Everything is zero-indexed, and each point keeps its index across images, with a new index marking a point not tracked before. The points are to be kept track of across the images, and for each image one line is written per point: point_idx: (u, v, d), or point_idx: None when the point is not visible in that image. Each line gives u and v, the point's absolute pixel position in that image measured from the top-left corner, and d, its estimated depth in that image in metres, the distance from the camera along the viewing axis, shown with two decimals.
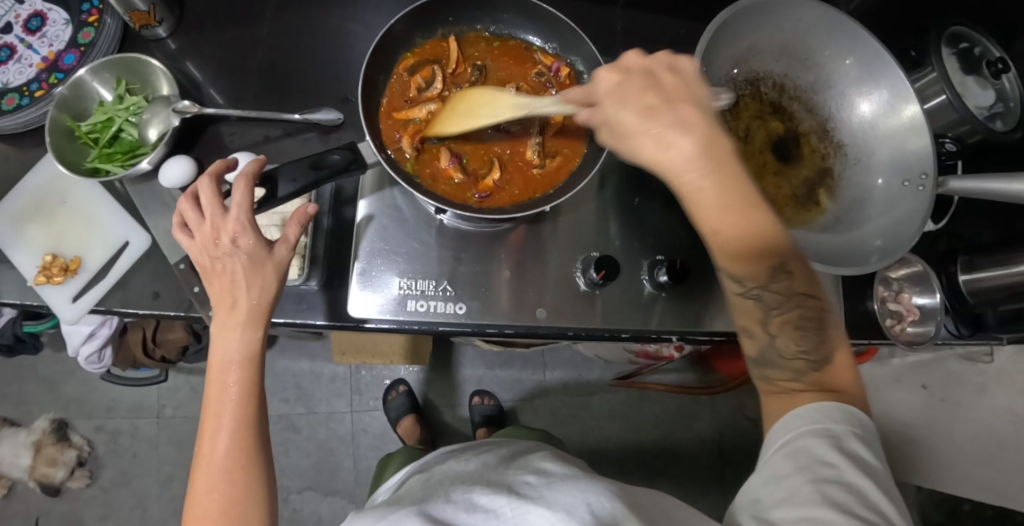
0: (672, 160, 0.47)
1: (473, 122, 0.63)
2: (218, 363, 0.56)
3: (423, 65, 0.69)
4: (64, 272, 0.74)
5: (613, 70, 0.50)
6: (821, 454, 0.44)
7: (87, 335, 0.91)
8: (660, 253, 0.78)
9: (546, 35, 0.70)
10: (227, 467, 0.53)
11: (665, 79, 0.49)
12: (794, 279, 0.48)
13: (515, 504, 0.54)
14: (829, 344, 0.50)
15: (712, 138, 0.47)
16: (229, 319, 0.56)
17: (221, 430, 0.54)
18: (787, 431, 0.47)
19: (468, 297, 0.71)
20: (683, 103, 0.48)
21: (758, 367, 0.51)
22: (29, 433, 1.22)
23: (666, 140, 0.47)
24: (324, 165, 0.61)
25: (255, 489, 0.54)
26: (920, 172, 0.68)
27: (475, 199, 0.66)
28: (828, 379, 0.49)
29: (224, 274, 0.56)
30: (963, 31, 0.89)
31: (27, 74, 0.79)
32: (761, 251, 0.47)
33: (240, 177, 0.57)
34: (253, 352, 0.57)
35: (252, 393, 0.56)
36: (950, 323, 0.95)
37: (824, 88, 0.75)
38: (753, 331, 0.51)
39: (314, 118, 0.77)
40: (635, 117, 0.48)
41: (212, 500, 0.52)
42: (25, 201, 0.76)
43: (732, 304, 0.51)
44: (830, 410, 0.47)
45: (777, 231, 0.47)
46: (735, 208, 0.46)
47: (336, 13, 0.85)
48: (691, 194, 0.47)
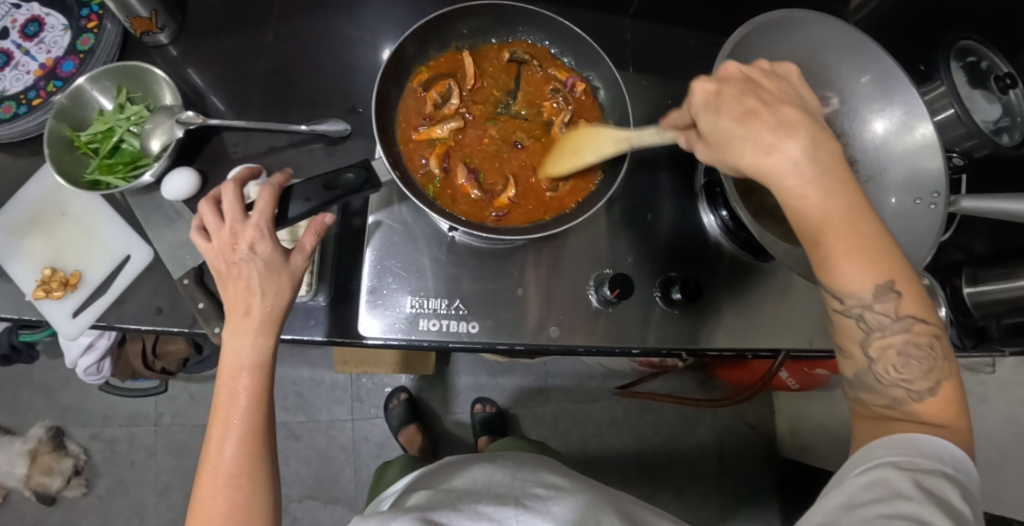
0: (775, 166, 0.47)
1: (579, 160, 0.63)
2: (229, 369, 0.54)
3: (438, 80, 0.68)
4: (64, 286, 0.72)
5: (710, 79, 0.50)
6: (899, 485, 0.42)
7: (86, 347, 0.89)
8: (672, 269, 0.78)
9: (562, 48, 0.69)
10: (233, 474, 0.51)
11: (765, 83, 0.50)
12: (903, 301, 0.47)
13: (522, 517, 0.55)
14: (936, 371, 0.48)
15: (818, 138, 0.47)
16: (243, 324, 0.54)
17: (227, 435, 0.52)
18: (868, 461, 0.45)
19: (481, 315, 0.71)
20: (784, 105, 0.48)
21: (853, 389, 0.51)
22: (25, 441, 1.20)
23: (769, 144, 0.46)
24: (338, 184, 0.60)
25: (260, 496, 0.52)
26: (932, 191, 0.69)
27: (493, 219, 0.65)
28: (926, 413, 0.47)
29: (241, 281, 0.55)
30: (970, 45, 0.89)
31: (24, 81, 0.77)
32: (872, 265, 0.47)
33: (266, 187, 0.57)
34: (264, 360, 0.55)
35: (261, 401, 0.54)
36: (955, 335, 0.93)
37: (836, 104, 0.73)
38: (850, 352, 0.51)
39: (321, 129, 0.76)
40: (731, 123, 0.48)
41: (215, 504, 0.51)
42: (23, 212, 0.75)
43: (833, 322, 0.51)
44: (920, 445, 0.44)
45: (889, 246, 0.48)
46: (851, 217, 0.46)
47: (342, 20, 0.83)
48: (794, 200, 0.47)
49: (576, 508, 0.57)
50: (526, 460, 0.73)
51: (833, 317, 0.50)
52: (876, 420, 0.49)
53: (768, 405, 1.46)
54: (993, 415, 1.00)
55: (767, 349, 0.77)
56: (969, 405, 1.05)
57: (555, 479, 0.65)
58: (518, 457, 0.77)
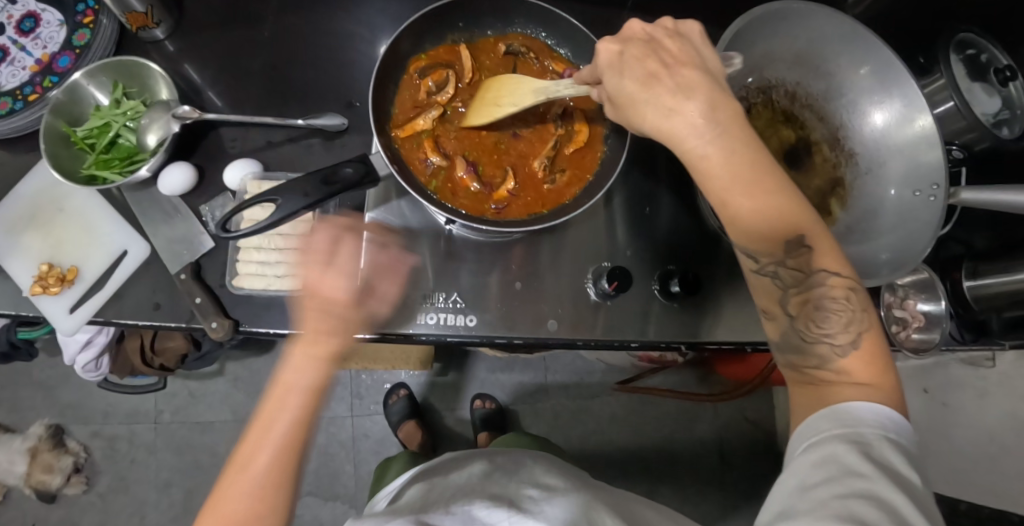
0: (674, 127, 0.47)
1: (498, 111, 0.63)
2: (286, 382, 0.56)
3: (435, 71, 0.67)
4: (61, 282, 0.72)
5: (612, 40, 0.50)
6: (850, 462, 0.41)
7: (84, 343, 0.89)
8: (671, 263, 0.77)
9: (559, 40, 0.69)
10: (257, 483, 0.51)
11: (668, 46, 0.49)
12: (815, 254, 0.47)
13: (515, 519, 0.54)
14: (857, 325, 0.47)
15: (716, 99, 0.47)
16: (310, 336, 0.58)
17: (265, 442, 0.53)
18: (813, 434, 0.44)
19: (479, 309, 0.71)
20: (685, 65, 0.48)
21: (782, 353, 0.49)
22: (25, 439, 1.21)
23: (670, 106, 0.47)
24: (335, 179, 0.58)
25: (278, 513, 0.51)
26: (933, 183, 0.68)
27: (492, 212, 0.65)
28: (853, 370, 0.45)
29: (317, 289, 0.59)
30: (971, 38, 0.88)
31: (20, 77, 0.76)
32: (778, 225, 0.47)
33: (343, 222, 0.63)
34: (320, 385, 0.57)
35: (303, 422, 0.55)
36: (954, 329, 0.95)
37: (836, 96, 0.74)
38: (773, 313, 0.49)
39: (318, 124, 0.75)
40: (635, 85, 0.48)
41: (236, 507, 0.50)
42: (20, 208, 0.75)
43: (751, 284, 0.50)
44: (864, 413, 0.43)
45: (793, 202, 0.47)
46: (751, 173, 0.46)
47: (339, 15, 0.83)
48: (697, 161, 0.47)
49: (569, 508, 0.57)
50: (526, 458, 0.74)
51: (750, 279, 0.50)
52: (810, 387, 0.47)
53: (769, 400, 1.46)
54: (994, 409, 1.00)
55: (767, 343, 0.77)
56: (970, 399, 1.04)
57: (547, 478, 0.66)
58: (519, 454, 0.77)
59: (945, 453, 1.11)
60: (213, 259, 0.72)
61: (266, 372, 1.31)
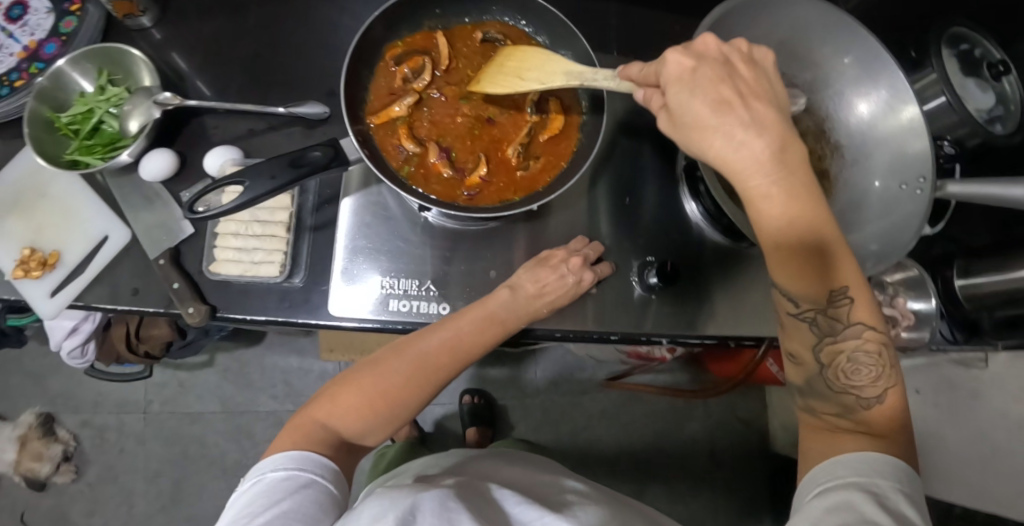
0: (738, 162, 0.45)
1: (519, 84, 0.60)
2: (487, 311, 0.65)
3: (412, 56, 0.67)
4: (43, 266, 0.73)
5: (685, 55, 0.47)
6: (868, 512, 0.42)
7: (69, 329, 0.89)
8: (652, 254, 0.77)
9: (535, 26, 0.68)
10: (400, 376, 0.59)
11: (742, 71, 0.47)
12: (856, 307, 0.48)
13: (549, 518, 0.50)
14: (882, 380, 0.49)
15: (789, 138, 0.45)
16: (526, 297, 0.67)
17: (425, 348, 0.61)
18: (829, 480, 0.46)
19: (454, 297, 0.70)
20: (760, 99, 0.46)
21: (803, 396, 0.52)
22: (16, 427, 1.22)
23: (738, 139, 0.45)
24: (304, 162, 0.59)
25: (396, 411, 0.59)
26: (918, 175, 0.67)
27: (464, 198, 0.65)
28: (872, 422, 0.48)
29: (550, 274, 0.68)
30: (963, 32, 0.87)
31: (7, 63, 0.77)
32: (827, 276, 0.47)
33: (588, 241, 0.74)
34: (489, 338, 0.65)
35: (457, 360, 0.63)
36: (945, 329, 0.96)
37: (820, 87, 0.74)
38: (801, 358, 0.51)
39: (299, 112, 0.75)
40: (706, 111, 0.45)
41: (375, 384, 0.58)
42: (4, 192, 0.75)
43: (784, 324, 0.51)
44: (882, 466, 0.45)
45: (842, 252, 0.47)
46: (808, 217, 0.46)
47: (324, 4, 0.83)
48: (757, 199, 0.46)
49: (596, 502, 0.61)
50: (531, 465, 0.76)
51: (786, 320, 0.50)
52: (824, 430, 0.50)
53: (762, 401, 1.44)
54: (987, 411, 0.98)
55: (750, 337, 0.75)
56: (962, 401, 1.03)
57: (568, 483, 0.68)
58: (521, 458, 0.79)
59: (937, 455, 1.09)
60: (192, 246, 0.73)
61: (256, 364, 1.31)
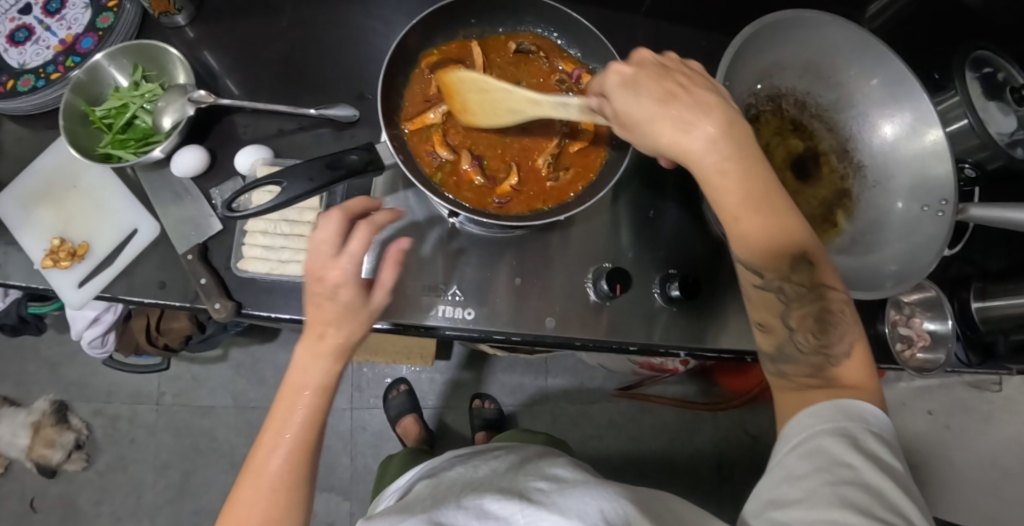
0: (690, 142, 0.49)
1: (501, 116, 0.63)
2: (294, 383, 0.55)
3: (446, 64, 0.68)
4: (72, 257, 0.74)
5: (626, 63, 0.52)
6: (838, 453, 0.43)
7: (91, 320, 0.90)
8: (673, 267, 0.77)
9: (568, 40, 0.69)
10: (273, 485, 0.53)
11: (677, 70, 0.52)
12: (816, 270, 0.50)
13: (527, 511, 0.57)
14: (849, 336, 0.50)
15: (732, 120, 0.50)
16: (314, 347, 0.55)
17: (278, 446, 0.54)
18: (801, 430, 0.46)
19: (478, 303, 0.71)
20: (698, 89, 0.51)
21: (774, 363, 0.52)
22: (29, 413, 1.23)
23: (688, 122, 0.48)
24: (342, 164, 0.60)
25: (292, 513, 0.53)
26: (940, 198, 0.68)
27: (494, 206, 0.65)
28: (845, 376, 0.49)
29: (319, 309, 0.54)
30: (986, 56, 0.88)
31: (43, 56, 0.78)
32: (784, 243, 0.49)
33: (365, 226, 0.54)
34: (328, 386, 0.56)
35: (315, 424, 0.56)
36: (960, 352, 0.94)
37: (845, 107, 0.74)
38: (771, 326, 0.52)
39: (330, 114, 0.76)
40: (653, 103, 0.49)
41: (249, 514, 0.52)
42: (37, 182, 0.76)
43: (751, 298, 0.52)
44: (849, 407, 0.46)
45: (796, 220, 0.50)
46: (759, 194, 0.49)
47: (356, 8, 0.84)
48: (712, 177, 0.49)
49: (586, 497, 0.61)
50: (531, 456, 0.79)
51: (754, 292, 0.51)
52: (795, 391, 0.50)
53: (770, 415, 1.45)
54: (999, 434, 0.98)
55: None
56: (973, 423, 1.03)
57: (559, 471, 0.70)
58: (527, 450, 0.82)
59: (946, 476, 1.09)
60: (220, 242, 0.74)
61: (268, 360, 1.32)
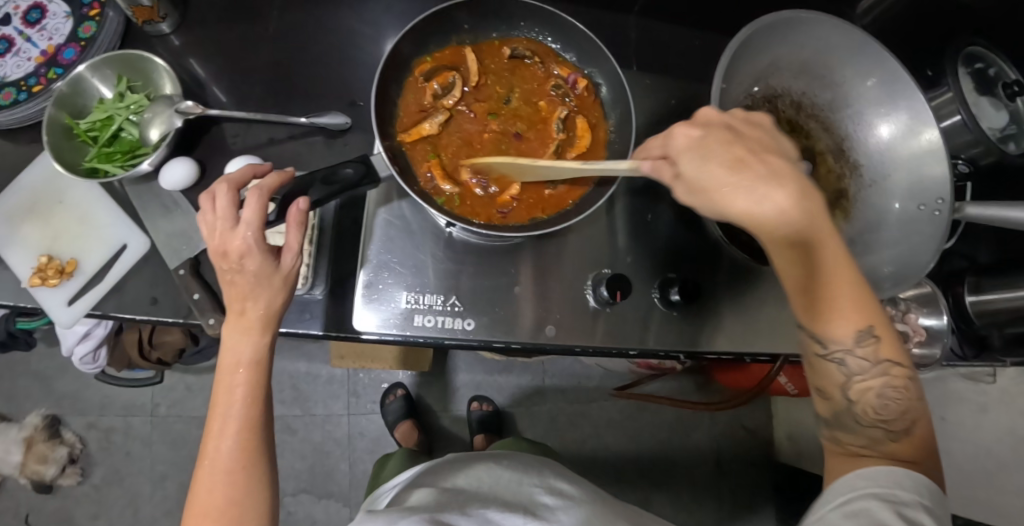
0: (763, 214, 0.48)
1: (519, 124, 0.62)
2: (227, 365, 0.53)
3: (441, 71, 0.67)
4: (60, 274, 0.72)
5: (692, 125, 0.53)
6: (880, 514, 0.45)
7: (82, 335, 0.89)
8: (671, 270, 0.77)
9: (564, 44, 0.69)
10: (229, 468, 0.51)
11: (744, 131, 0.52)
12: (883, 346, 0.50)
13: (532, 525, 0.62)
14: (910, 414, 0.51)
15: (806, 187, 0.49)
16: (239, 324, 0.54)
17: (226, 429, 0.52)
18: (849, 490, 0.48)
19: (477, 312, 0.70)
20: (770, 155, 0.51)
21: (829, 429, 0.53)
22: (21, 429, 1.21)
23: (762, 193, 0.48)
24: (335, 180, 0.58)
25: (256, 491, 0.52)
26: (936, 197, 0.68)
27: (496, 216, 0.64)
28: (900, 452, 0.50)
29: (233, 287, 0.54)
30: (979, 51, 0.88)
31: (24, 68, 0.76)
32: (851, 313, 0.49)
33: (253, 192, 0.53)
34: (262, 357, 0.54)
35: (259, 396, 0.54)
36: (956, 345, 0.94)
37: (841, 107, 0.74)
38: (830, 394, 0.52)
39: (320, 122, 0.75)
40: (724, 170, 0.50)
41: (214, 500, 0.50)
42: (22, 198, 0.75)
43: (812, 365, 0.53)
44: (899, 479, 0.48)
45: (867, 294, 0.50)
46: (834, 260, 0.49)
47: (344, 13, 0.83)
48: (785, 249, 0.49)
49: (582, 516, 0.65)
50: (528, 461, 0.80)
51: (814, 360, 0.52)
52: (846, 457, 0.52)
53: (767, 410, 1.46)
54: (993, 425, 1.00)
55: (765, 353, 0.77)
56: (968, 415, 1.04)
57: (562, 484, 0.73)
58: (520, 456, 0.83)
59: (941, 467, 1.10)
60: (212, 256, 0.72)
61: None
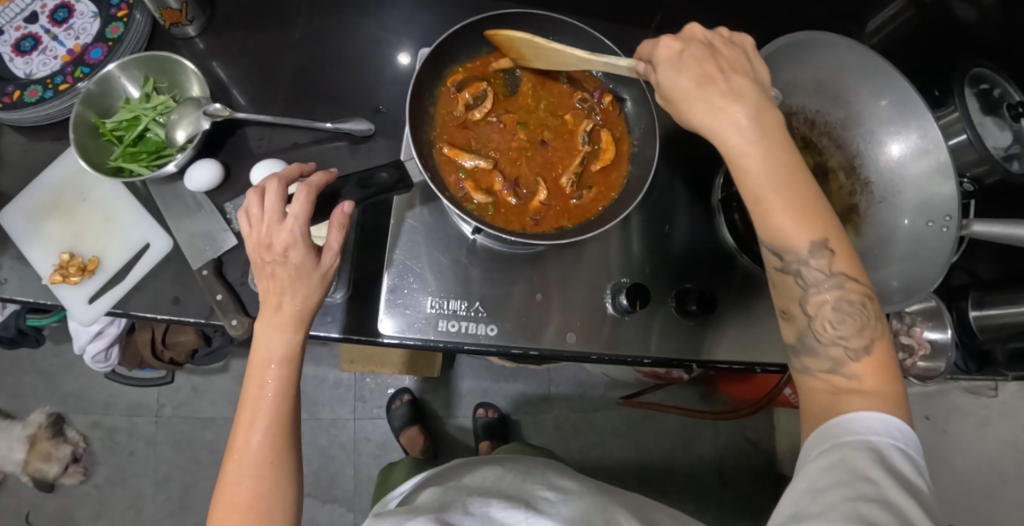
0: (721, 126, 0.51)
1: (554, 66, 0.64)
2: (259, 360, 0.54)
3: (472, 81, 0.68)
4: (81, 272, 0.73)
5: (676, 39, 0.53)
6: (861, 469, 0.44)
7: (95, 333, 0.89)
8: (687, 281, 0.79)
9: (590, 60, 0.71)
10: (257, 463, 0.51)
11: (722, 51, 0.53)
12: (837, 258, 0.50)
13: (532, 519, 0.62)
14: (869, 330, 0.51)
15: (763, 107, 0.51)
16: (273, 319, 0.54)
17: (256, 424, 0.52)
18: (826, 441, 0.47)
19: (499, 319, 0.71)
20: (737, 74, 0.52)
21: (796, 355, 0.53)
22: (25, 427, 1.20)
23: (719, 105, 0.50)
24: (371, 183, 0.61)
25: (281, 488, 0.52)
26: (945, 214, 0.70)
27: (529, 224, 0.66)
28: (863, 375, 0.49)
29: (272, 280, 0.54)
30: (984, 73, 0.90)
31: (51, 66, 0.77)
32: (807, 223, 0.50)
33: (303, 188, 0.55)
34: (293, 354, 0.55)
35: (289, 392, 0.54)
36: (960, 359, 0.97)
37: (854, 126, 0.76)
38: (793, 313, 0.53)
39: (345, 128, 0.76)
40: (691, 84, 0.52)
41: (240, 495, 0.51)
42: (45, 196, 0.75)
43: (774, 282, 0.54)
44: (870, 420, 0.46)
45: (822, 204, 0.51)
46: (791, 174, 0.50)
47: (370, 21, 0.84)
48: (738, 157, 0.50)
49: (579, 508, 0.66)
50: (535, 464, 0.81)
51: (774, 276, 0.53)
52: (825, 391, 0.51)
53: (770, 421, 1.47)
54: (995, 438, 1.02)
55: (777, 364, 0.78)
56: (971, 429, 1.06)
57: (563, 482, 0.74)
58: (527, 461, 0.84)
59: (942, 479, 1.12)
60: (235, 257, 0.73)
61: None
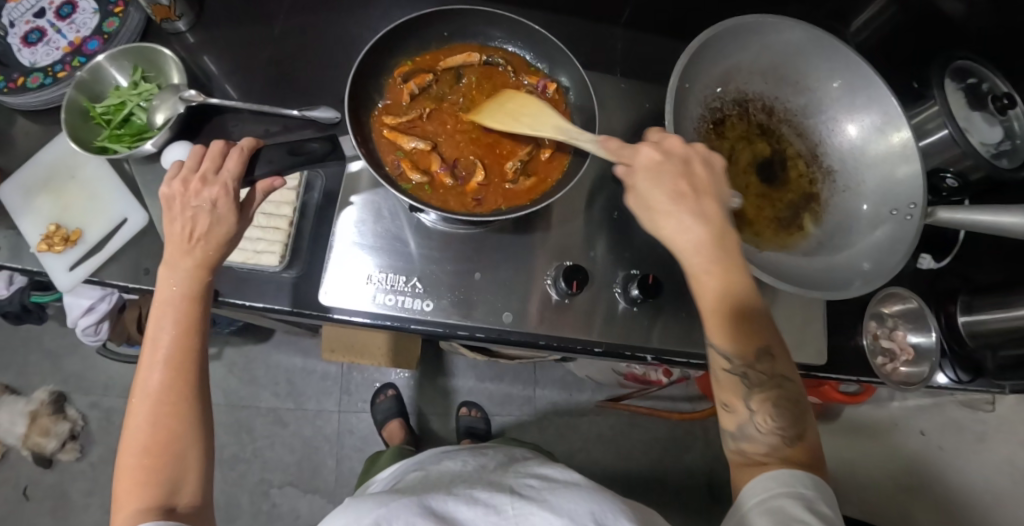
0: (688, 241, 0.58)
1: (514, 125, 0.68)
2: (162, 301, 0.57)
3: (418, 73, 0.73)
4: (65, 242, 0.77)
5: (656, 150, 0.61)
6: (795, 512, 0.49)
7: (86, 308, 0.95)
8: (636, 267, 0.78)
9: (535, 53, 0.75)
10: (161, 398, 0.54)
11: (697, 170, 0.60)
12: (776, 363, 0.57)
13: (517, 502, 0.57)
14: (798, 426, 0.56)
15: (725, 229, 0.59)
16: (184, 261, 0.57)
17: (155, 361, 0.55)
18: (763, 491, 0.52)
19: (437, 295, 0.73)
20: (707, 195, 0.60)
21: (735, 442, 0.57)
22: (28, 402, 1.27)
23: (686, 223, 0.58)
24: (301, 151, 0.68)
25: (185, 425, 0.54)
26: (909, 202, 0.68)
27: (471, 205, 0.70)
28: (794, 458, 0.54)
29: (192, 223, 0.57)
30: (969, 65, 0.86)
31: (53, 56, 0.83)
32: (748, 333, 0.57)
33: (239, 148, 0.61)
34: (194, 293, 0.58)
35: (190, 330, 0.57)
36: (949, 369, 0.89)
37: (814, 113, 0.76)
38: (734, 407, 0.57)
39: (312, 115, 0.80)
40: (666, 197, 0.58)
41: (144, 432, 0.53)
42: (40, 172, 0.81)
43: (718, 379, 0.58)
44: (802, 477, 0.52)
45: (763, 319, 0.58)
46: (739, 289, 0.57)
47: (348, 18, 0.89)
48: (698, 273, 0.58)
49: (565, 497, 0.59)
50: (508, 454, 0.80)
51: (721, 375, 0.57)
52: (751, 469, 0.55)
53: None
54: (992, 456, 0.96)
55: None
56: (967, 444, 1.00)
57: (550, 472, 0.69)
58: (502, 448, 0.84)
59: None
60: None
61: (261, 361, 1.35)
